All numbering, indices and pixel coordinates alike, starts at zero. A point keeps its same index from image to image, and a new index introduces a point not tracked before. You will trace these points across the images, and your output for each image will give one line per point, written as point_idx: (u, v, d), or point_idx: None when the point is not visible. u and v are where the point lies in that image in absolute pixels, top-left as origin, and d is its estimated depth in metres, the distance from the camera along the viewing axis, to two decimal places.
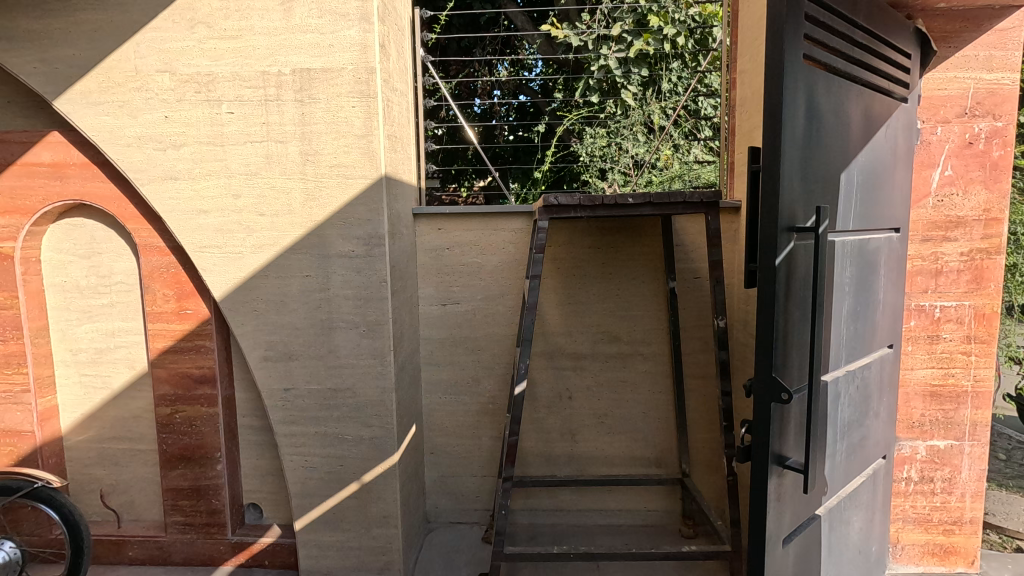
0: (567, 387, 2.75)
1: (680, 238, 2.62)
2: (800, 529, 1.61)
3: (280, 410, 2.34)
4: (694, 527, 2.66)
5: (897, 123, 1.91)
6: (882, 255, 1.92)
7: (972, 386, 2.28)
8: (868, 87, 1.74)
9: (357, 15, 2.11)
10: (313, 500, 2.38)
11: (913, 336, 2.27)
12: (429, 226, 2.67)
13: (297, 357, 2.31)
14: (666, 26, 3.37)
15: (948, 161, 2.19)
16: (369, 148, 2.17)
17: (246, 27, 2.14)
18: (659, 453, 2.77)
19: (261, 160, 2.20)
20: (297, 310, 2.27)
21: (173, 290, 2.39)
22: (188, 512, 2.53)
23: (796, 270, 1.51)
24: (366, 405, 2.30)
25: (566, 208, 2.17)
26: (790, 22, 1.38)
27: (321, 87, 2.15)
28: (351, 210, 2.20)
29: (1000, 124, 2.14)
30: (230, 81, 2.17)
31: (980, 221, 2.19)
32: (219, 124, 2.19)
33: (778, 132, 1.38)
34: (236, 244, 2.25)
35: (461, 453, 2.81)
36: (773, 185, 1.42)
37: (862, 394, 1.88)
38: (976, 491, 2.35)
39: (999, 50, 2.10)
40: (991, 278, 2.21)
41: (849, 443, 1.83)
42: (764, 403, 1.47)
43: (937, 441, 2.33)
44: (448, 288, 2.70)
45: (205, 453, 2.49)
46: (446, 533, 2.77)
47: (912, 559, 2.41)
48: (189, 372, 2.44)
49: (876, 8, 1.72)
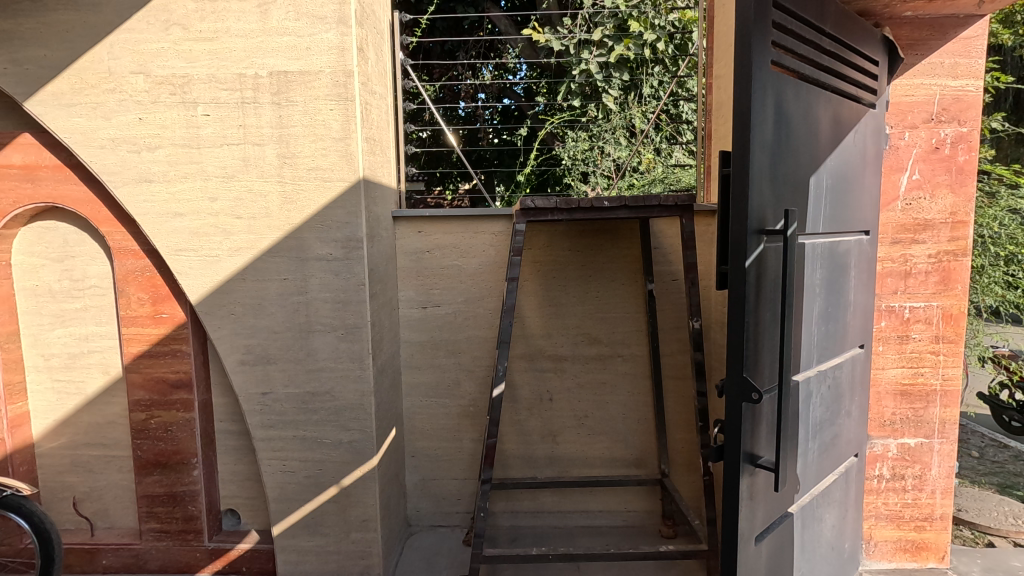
0: (548, 389, 2.76)
1: (659, 242, 2.65)
2: (773, 527, 1.64)
3: (258, 414, 2.32)
4: (674, 527, 2.68)
5: (866, 128, 1.96)
6: (852, 258, 1.96)
7: (940, 384, 2.34)
8: (838, 93, 1.79)
9: (335, 18, 2.11)
10: (291, 505, 2.36)
11: (884, 337, 2.32)
12: (410, 228, 2.67)
13: (275, 361, 2.29)
14: (646, 31, 3.46)
15: (916, 166, 2.24)
16: (347, 150, 2.17)
17: (222, 29, 2.13)
18: (639, 454, 2.79)
19: (238, 163, 2.19)
20: (275, 313, 2.26)
21: (148, 293, 2.36)
22: (164, 519, 2.49)
23: (766, 273, 1.53)
24: (345, 408, 2.29)
25: (544, 211, 2.18)
26: (758, 29, 1.41)
27: (299, 90, 2.15)
28: (329, 213, 2.19)
29: (965, 129, 2.20)
30: (206, 83, 2.15)
31: (947, 224, 2.25)
32: (194, 126, 2.17)
33: (747, 137, 1.41)
34: (212, 246, 2.23)
35: (442, 456, 2.80)
36: (743, 188, 1.44)
37: (833, 393, 1.92)
38: (946, 488, 2.40)
39: (964, 57, 2.16)
40: (958, 279, 2.27)
41: (821, 442, 1.87)
42: (735, 403, 1.50)
43: (908, 439, 2.38)
44: (429, 290, 2.71)
45: (181, 459, 2.45)
46: (427, 536, 2.77)
47: (885, 555, 2.45)
48: (165, 377, 2.41)
49: (844, 15, 1.77)
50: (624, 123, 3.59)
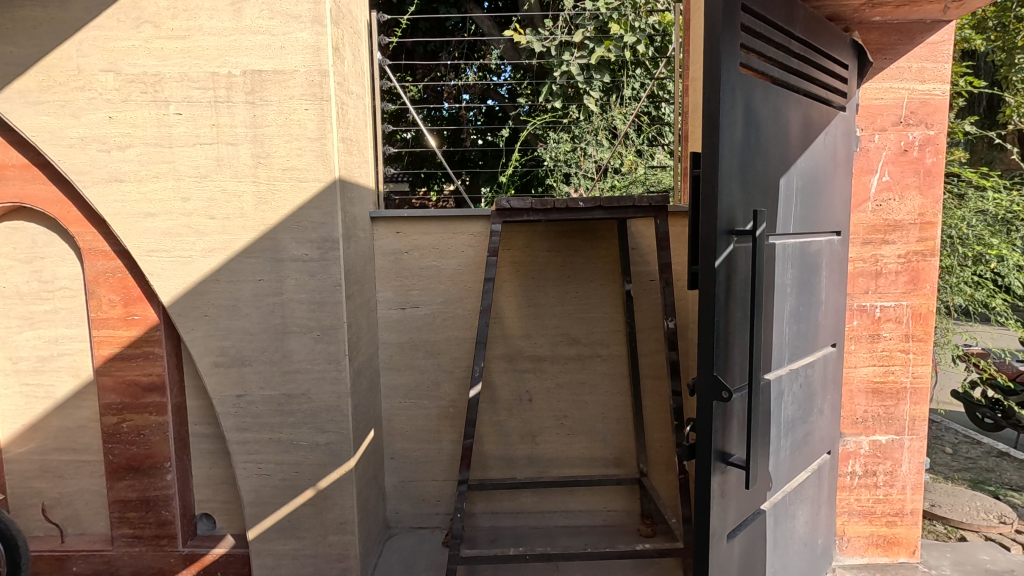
0: (527, 389, 2.77)
1: (636, 242, 2.67)
2: (744, 524, 1.66)
3: (232, 417, 2.29)
4: (652, 526, 2.69)
5: (836, 130, 2.00)
6: (823, 258, 2.00)
7: (910, 382, 2.38)
8: (808, 96, 1.82)
9: (310, 17, 2.10)
10: (267, 509, 2.34)
11: (855, 336, 2.36)
12: (387, 229, 2.66)
13: (250, 363, 2.27)
14: (627, 34, 3.48)
15: (886, 167, 2.29)
16: (323, 150, 2.16)
17: (195, 27, 2.10)
18: (618, 453, 2.81)
19: (211, 163, 2.16)
20: (250, 315, 2.24)
21: (120, 295, 2.33)
22: (137, 524, 2.45)
23: (736, 273, 1.55)
24: (322, 410, 2.28)
25: (520, 212, 2.18)
26: (726, 32, 1.43)
27: (273, 89, 2.13)
28: (304, 213, 2.18)
29: (932, 132, 2.25)
30: (178, 82, 2.12)
31: (916, 225, 2.30)
32: (166, 125, 2.14)
33: (716, 138, 1.43)
34: (186, 247, 2.20)
35: (421, 457, 2.79)
36: (712, 189, 1.46)
37: (805, 391, 1.94)
38: (916, 484, 2.45)
39: (931, 62, 2.21)
40: (926, 279, 2.32)
41: (793, 440, 1.89)
42: (706, 402, 1.51)
43: (880, 436, 2.42)
44: (407, 291, 2.70)
45: (154, 463, 2.41)
46: (407, 538, 2.75)
47: (858, 551, 2.49)
48: (138, 380, 2.37)
49: (814, 20, 1.80)
50: (606, 125, 3.62)
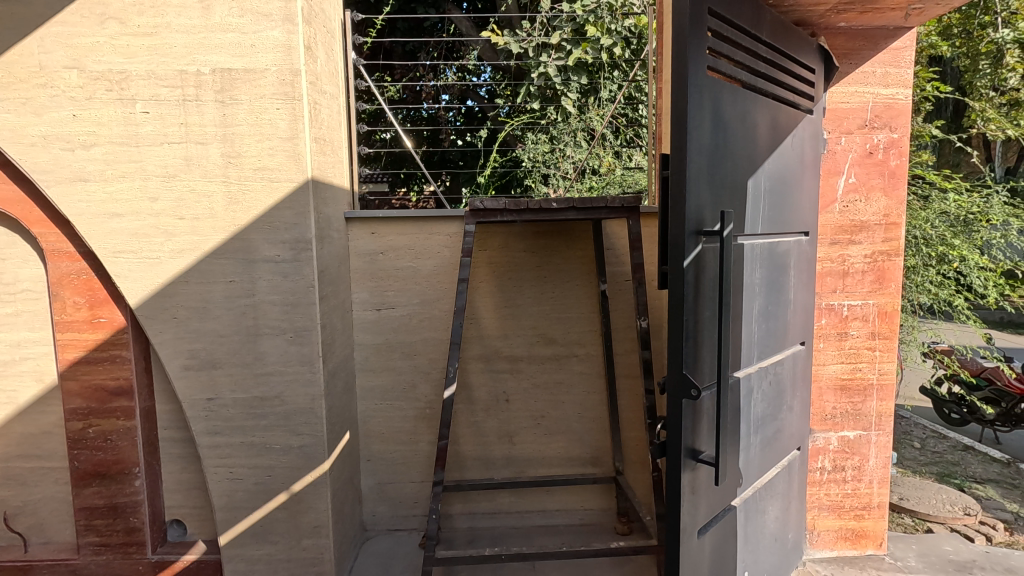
0: (504, 389, 2.77)
1: (611, 242, 2.69)
2: (715, 520, 1.68)
3: (203, 421, 2.25)
4: (629, 524, 2.71)
5: (804, 133, 2.04)
6: (792, 258, 2.04)
7: (877, 379, 2.44)
8: (775, 99, 1.86)
9: (281, 16, 2.07)
10: (239, 513, 2.30)
11: (824, 334, 2.42)
12: (363, 230, 2.65)
13: (221, 365, 2.23)
14: (603, 36, 3.51)
15: (852, 169, 2.34)
16: (295, 150, 2.14)
17: (163, 24, 2.06)
18: (595, 452, 2.83)
19: (180, 163, 2.13)
20: (221, 317, 2.20)
21: (85, 297, 2.27)
22: (104, 531, 2.40)
23: (704, 273, 1.57)
24: (295, 412, 2.25)
25: (493, 212, 2.18)
26: (693, 36, 1.45)
27: (244, 88, 2.10)
28: (277, 214, 2.15)
29: (896, 135, 2.32)
30: (145, 80, 2.08)
31: (881, 226, 2.36)
32: (133, 124, 2.10)
33: (683, 140, 1.45)
34: (153, 248, 2.16)
35: (398, 459, 2.78)
36: (680, 191, 1.48)
37: (775, 389, 1.98)
38: (883, 478, 2.51)
39: (893, 67, 2.27)
40: (892, 279, 2.38)
41: (763, 437, 1.93)
42: (676, 400, 1.53)
43: (848, 431, 2.48)
44: (383, 292, 2.68)
45: (123, 469, 2.36)
46: (384, 540, 2.73)
47: (828, 544, 2.54)
48: (105, 385, 2.32)
49: (781, 25, 1.83)
50: (583, 127, 3.61)
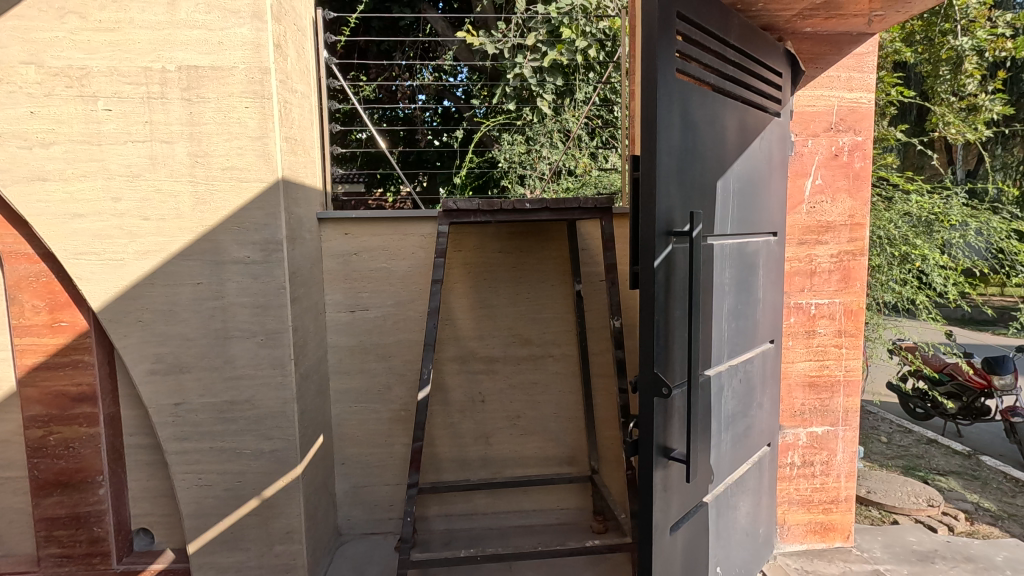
0: (480, 390, 2.76)
1: (586, 243, 2.71)
2: (686, 517, 1.70)
3: (170, 426, 2.20)
4: (604, 522, 2.73)
5: (772, 136, 2.08)
6: (761, 258, 2.07)
7: (844, 375, 2.51)
8: (744, 102, 1.89)
9: (249, 13, 2.04)
10: (208, 521, 2.25)
11: (793, 332, 2.47)
12: (336, 231, 2.61)
13: (189, 369, 2.18)
14: (578, 38, 3.53)
15: (818, 171, 2.40)
16: (265, 149, 2.10)
17: (126, 19, 2.01)
18: (571, 452, 2.84)
19: (144, 162, 2.07)
20: (188, 319, 2.15)
21: (45, 301, 2.20)
22: (66, 542, 2.32)
23: (675, 273, 1.59)
24: (267, 416, 2.21)
25: (467, 213, 2.17)
26: (662, 39, 1.47)
27: (211, 86, 2.06)
28: (246, 215, 2.11)
29: (860, 138, 2.38)
30: (108, 76, 2.02)
31: (847, 226, 2.42)
32: (95, 122, 2.04)
33: (653, 142, 1.47)
34: (117, 250, 2.10)
35: (373, 462, 2.75)
36: (650, 192, 1.50)
37: (745, 386, 2.02)
38: (850, 472, 2.57)
39: (858, 72, 2.34)
40: (856, 278, 2.44)
41: (734, 434, 1.96)
42: (648, 398, 1.55)
43: (816, 427, 2.54)
44: (357, 293, 2.65)
45: (85, 477, 2.29)
46: (359, 545, 2.70)
47: (797, 538, 2.60)
48: (66, 391, 2.25)
49: (748, 29, 1.87)
50: (559, 128, 3.62)
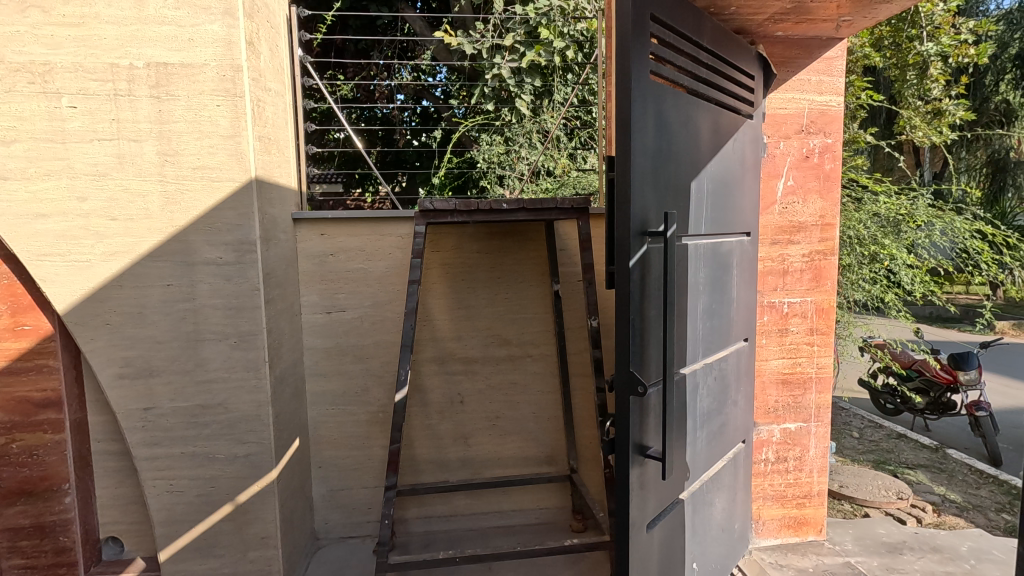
0: (458, 391, 2.76)
1: (564, 243, 2.72)
2: (663, 514, 1.72)
3: (140, 432, 2.14)
4: (583, 521, 2.74)
5: (744, 137, 2.12)
6: (734, 257, 2.11)
7: (816, 372, 2.56)
8: (717, 104, 1.92)
9: (220, 9, 2.01)
10: (180, 528, 2.20)
11: (766, 330, 2.51)
12: (311, 231, 2.58)
13: (159, 373, 2.13)
14: (555, 39, 3.55)
15: (790, 173, 2.45)
16: (238, 148, 2.07)
17: (91, 14, 1.96)
18: (550, 451, 2.85)
19: (112, 161, 2.02)
20: (159, 322, 2.11)
21: (7, 304, 2.13)
22: (30, 553, 2.25)
23: (650, 273, 1.61)
24: (240, 420, 2.18)
25: (443, 213, 2.16)
26: (636, 41, 1.49)
27: (181, 83, 2.02)
28: (218, 215, 2.08)
29: (830, 141, 2.44)
30: (72, 72, 1.96)
31: (818, 226, 2.47)
32: (58, 119, 1.98)
33: (628, 142, 1.48)
34: (83, 251, 2.03)
35: (350, 465, 2.72)
36: (624, 192, 1.51)
37: (719, 384, 2.05)
38: (822, 467, 2.63)
39: (826, 75, 2.39)
40: (827, 277, 2.50)
41: (709, 431, 1.99)
42: (624, 397, 1.56)
43: (789, 424, 2.59)
44: (333, 295, 2.62)
45: (51, 486, 2.22)
46: (337, 549, 2.67)
47: (772, 533, 2.64)
48: (29, 397, 2.18)
49: (721, 32, 1.90)
50: (537, 128, 3.62)
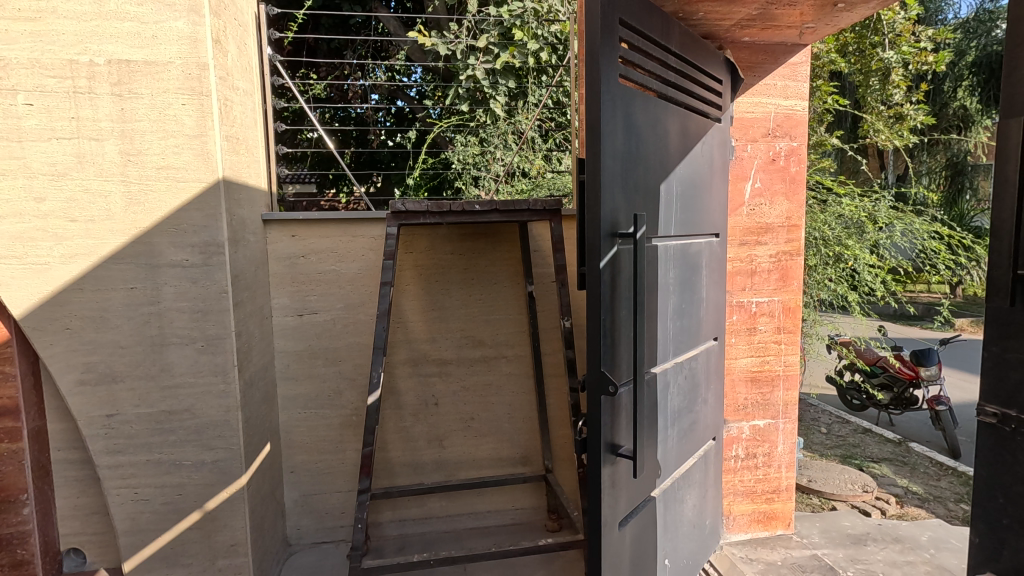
0: (432, 393, 2.74)
1: (537, 244, 2.74)
2: (634, 512, 1.74)
3: (102, 439, 2.08)
4: (558, 521, 2.76)
5: (713, 140, 2.16)
6: (704, 258, 2.15)
7: (783, 370, 2.63)
8: (685, 107, 1.96)
9: (185, 6, 1.97)
10: (146, 537, 2.14)
11: (736, 329, 2.57)
12: (282, 232, 2.54)
13: (122, 379, 2.07)
14: (529, 41, 3.57)
15: (758, 174, 2.50)
16: (204, 148, 2.03)
17: (48, 8, 1.89)
18: (524, 452, 2.86)
19: (71, 161, 1.96)
20: (122, 326, 2.05)
21: None
22: None
23: (620, 274, 1.63)
24: (208, 425, 2.14)
25: (415, 215, 2.15)
26: (605, 45, 1.50)
27: (144, 81, 1.97)
28: (184, 216, 2.04)
29: (795, 144, 2.51)
30: (28, 69, 1.90)
31: (784, 228, 2.54)
32: (13, 117, 1.91)
33: (597, 145, 1.50)
34: (40, 254, 1.96)
35: (323, 470, 2.69)
36: (594, 194, 1.52)
37: (690, 382, 2.08)
38: (790, 462, 2.70)
39: (792, 80, 2.47)
40: (794, 277, 2.57)
41: (680, 429, 2.02)
42: (595, 397, 1.58)
43: (759, 420, 2.64)
44: (304, 297, 2.59)
45: (6, 498, 2.10)
46: (309, 555, 2.63)
47: (742, 528, 2.70)
48: None
49: (689, 37, 1.93)
50: (512, 129, 3.63)
